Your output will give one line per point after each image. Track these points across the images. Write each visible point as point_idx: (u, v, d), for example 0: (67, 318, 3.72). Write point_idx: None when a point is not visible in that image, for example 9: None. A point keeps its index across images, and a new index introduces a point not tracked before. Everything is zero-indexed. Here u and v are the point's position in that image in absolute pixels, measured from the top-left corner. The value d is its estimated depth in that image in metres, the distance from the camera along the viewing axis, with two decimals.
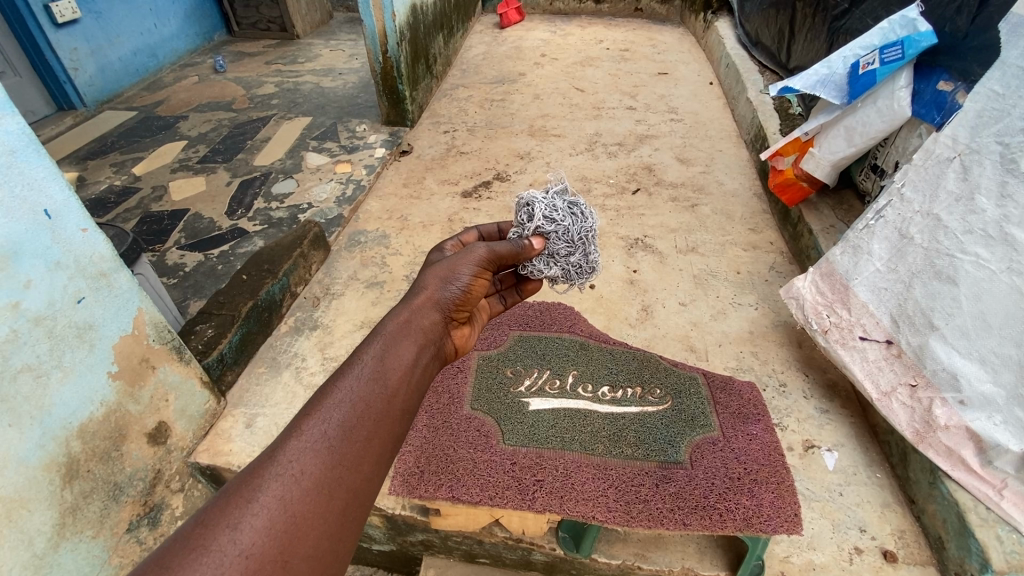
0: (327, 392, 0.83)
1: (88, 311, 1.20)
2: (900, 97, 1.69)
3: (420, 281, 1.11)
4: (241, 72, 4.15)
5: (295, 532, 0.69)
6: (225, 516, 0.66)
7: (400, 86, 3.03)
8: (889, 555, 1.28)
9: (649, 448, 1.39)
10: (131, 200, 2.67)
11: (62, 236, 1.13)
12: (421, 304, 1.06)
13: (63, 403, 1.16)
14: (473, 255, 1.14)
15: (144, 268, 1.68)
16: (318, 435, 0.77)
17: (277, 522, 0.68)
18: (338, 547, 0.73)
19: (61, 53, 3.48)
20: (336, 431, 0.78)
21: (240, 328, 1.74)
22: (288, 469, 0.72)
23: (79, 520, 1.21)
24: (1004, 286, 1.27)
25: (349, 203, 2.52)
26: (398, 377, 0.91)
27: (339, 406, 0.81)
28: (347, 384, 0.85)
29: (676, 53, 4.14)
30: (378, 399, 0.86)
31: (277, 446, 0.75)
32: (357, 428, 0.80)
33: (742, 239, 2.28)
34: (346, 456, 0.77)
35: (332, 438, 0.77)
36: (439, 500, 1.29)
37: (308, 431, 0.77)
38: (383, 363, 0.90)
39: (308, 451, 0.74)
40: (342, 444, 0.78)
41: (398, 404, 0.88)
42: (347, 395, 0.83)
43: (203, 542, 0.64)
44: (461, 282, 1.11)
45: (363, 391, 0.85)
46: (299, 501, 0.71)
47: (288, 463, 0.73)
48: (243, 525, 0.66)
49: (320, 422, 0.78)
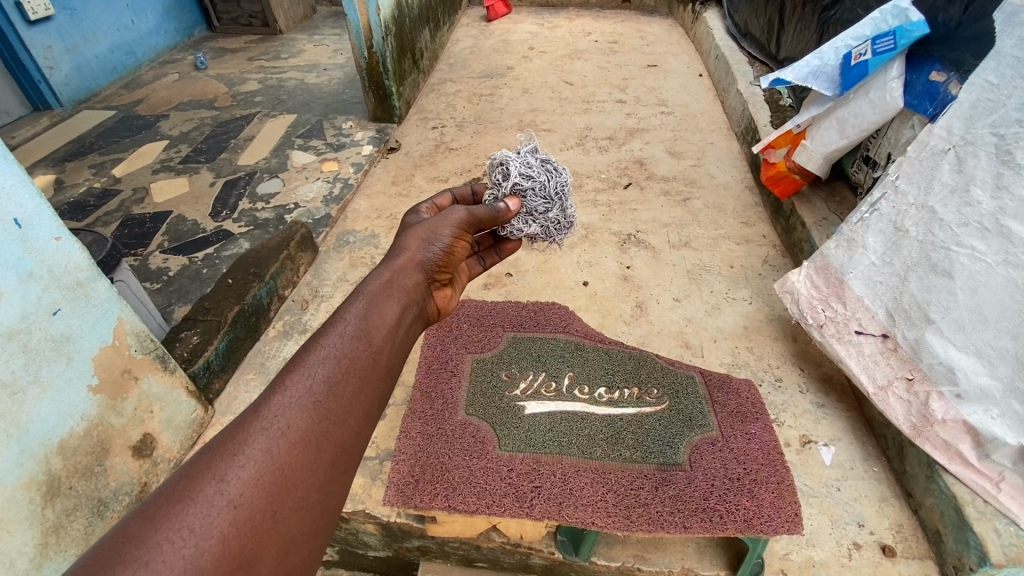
0: (311, 348, 0.81)
1: (65, 322, 1.15)
2: (893, 87, 1.67)
3: (401, 243, 1.08)
4: (223, 68, 4.07)
5: (284, 483, 0.66)
6: (211, 469, 0.64)
7: (387, 81, 2.98)
8: (888, 550, 1.27)
9: (647, 450, 1.38)
10: (111, 203, 2.61)
11: (34, 245, 1.08)
12: (403, 265, 1.03)
13: (40, 420, 1.12)
14: (451, 216, 1.11)
15: (124, 274, 1.62)
16: (304, 390, 0.74)
17: (265, 474, 0.65)
18: (328, 500, 0.70)
19: (34, 51, 3.37)
20: (322, 386, 0.76)
21: (227, 334, 1.70)
22: (274, 423, 0.69)
23: (63, 538, 1.17)
24: (1001, 278, 1.26)
25: (336, 202, 2.47)
26: (382, 337, 0.88)
27: (323, 362, 0.78)
28: (329, 342, 0.82)
29: (665, 45, 4.12)
30: (362, 356, 0.83)
31: (261, 402, 0.72)
32: (342, 384, 0.78)
33: (735, 232, 2.27)
34: (333, 411, 0.75)
35: (318, 393, 0.75)
36: (435, 509, 1.26)
37: (292, 387, 0.74)
38: (366, 323, 0.88)
39: (294, 406, 0.72)
40: (328, 399, 0.75)
41: (384, 361, 0.85)
42: (330, 352, 0.80)
43: (189, 493, 0.61)
44: (442, 243, 1.08)
45: (346, 348, 0.82)
46: (286, 454, 0.68)
47: (273, 417, 0.70)
48: (230, 476, 0.63)
49: (304, 377, 0.76)
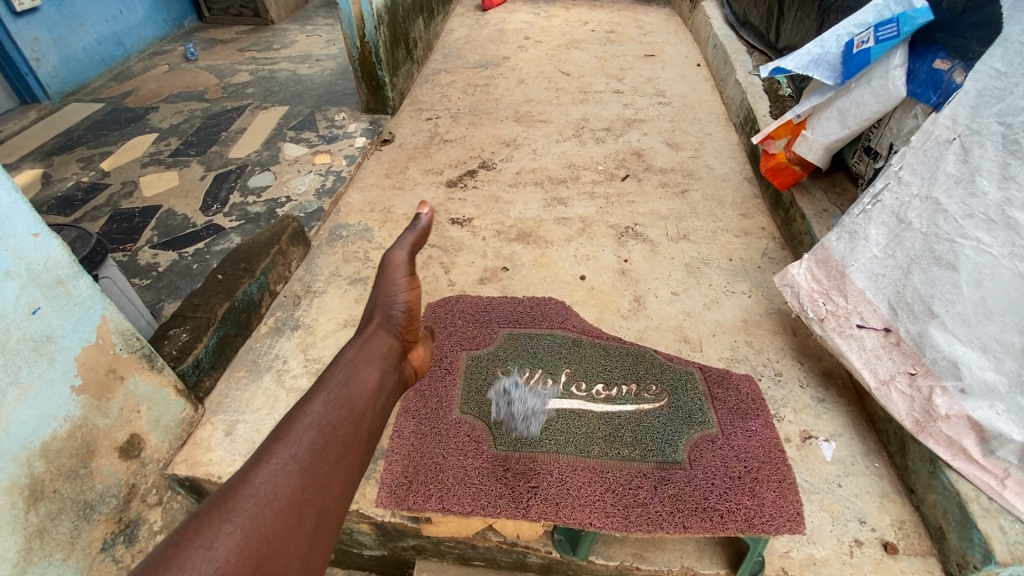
0: (297, 416, 0.86)
1: (46, 322, 1.12)
2: (895, 76, 1.64)
3: (368, 314, 1.19)
4: (214, 59, 4.00)
5: (266, 553, 0.69)
6: (195, 539, 0.67)
7: (380, 72, 2.93)
8: (890, 547, 1.25)
9: (646, 448, 1.35)
10: (99, 197, 2.56)
11: (11, 241, 1.04)
12: (374, 332, 1.13)
13: (21, 423, 1.08)
14: (396, 264, 1.24)
15: (109, 271, 1.58)
16: (289, 457, 0.79)
17: (249, 544, 0.69)
18: (310, 568, 0.73)
19: (21, 43, 3.31)
20: (306, 453, 0.81)
21: (217, 331, 1.66)
22: (259, 491, 0.74)
23: (48, 542, 1.14)
24: (1007, 271, 1.23)
25: (329, 196, 2.43)
26: (363, 401, 0.94)
27: (308, 430, 0.84)
28: (314, 409, 0.88)
29: (663, 35, 4.06)
30: (345, 422, 0.88)
31: (249, 469, 0.77)
32: (326, 450, 0.83)
33: (734, 224, 2.24)
34: (317, 478, 0.79)
35: (302, 461, 0.80)
36: (429, 511, 1.24)
37: (278, 455, 0.79)
38: (348, 390, 0.94)
39: (279, 474, 0.77)
40: (312, 466, 0.80)
41: (365, 428, 0.91)
42: (314, 419, 0.86)
43: (174, 563, 0.64)
44: (399, 302, 1.19)
45: (330, 416, 0.88)
46: (270, 523, 0.72)
47: (258, 485, 0.75)
48: (214, 547, 0.67)
49: (289, 446, 0.81)
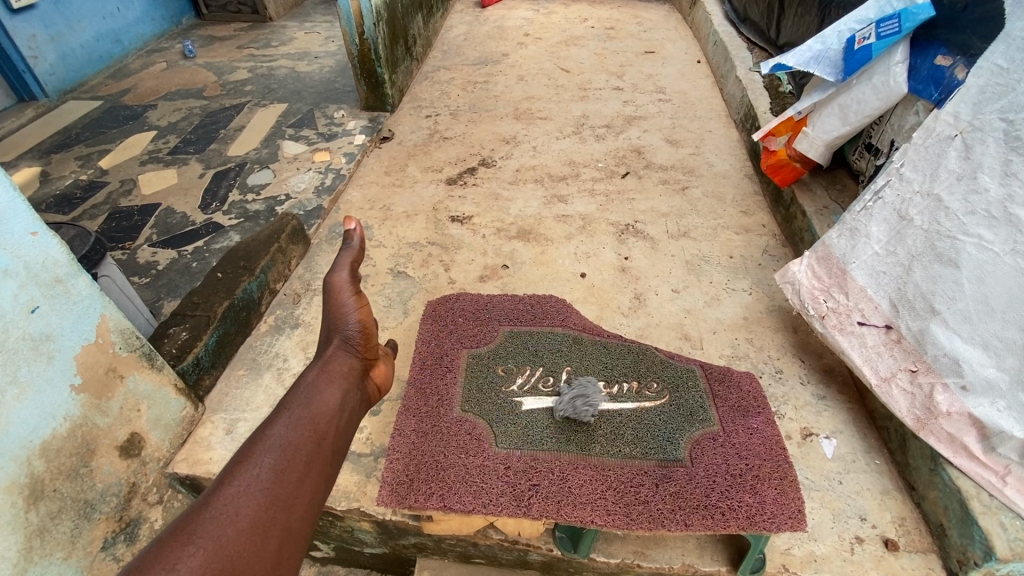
0: (259, 440, 0.92)
1: (45, 321, 1.11)
2: (896, 72, 1.63)
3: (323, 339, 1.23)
4: (212, 57, 3.98)
5: (231, 568, 0.73)
6: (162, 558, 0.71)
7: (379, 69, 2.92)
8: (890, 544, 1.26)
9: (647, 446, 1.34)
10: (98, 196, 2.55)
11: (9, 240, 1.04)
12: (332, 355, 1.17)
13: (20, 422, 1.08)
14: (340, 286, 1.23)
15: (108, 269, 1.57)
16: (252, 478, 0.84)
17: (214, 560, 0.73)
18: None
19: (17, 40, 3.29)
20: (269, 474, 0.86)
21: (217, 330, 1.66)
22: (224, 511, 0.78)
23: (48, 541, 1.14)
24: (1009, 268, 1.23)
25: (328, 193, 2.42)
26: (324, 423, 1.00)
27: (270, 452, 0.89)
28: (276, 432, 0.93)
29: (663, 31, 4.05)
30: (306, 442, 0.94)
31: (213, 492, 0.81)
32: (288, 470, 0.88)
33: (734, 221, 2.23)
34: (280, 496, 0.84)
35: (265, 481, 0.84)
36: (430, 510, 1.23)
37: (242, 477, 0.84)
38: (308, 413, 1.00)
39: (243, 494, 0.81)
40: (275, 485, 0.85)
41: (326, 446, 0.96)
42: (276, 441, 0.92)
43: None
44: (352, 323, 1.22)
45: (291, 438, 0.93)
46: (235, 539, 0.76)
47: (223, 506, 0.79)
48: (180, 564, 0.70)
49: (252, 467, 0.86)
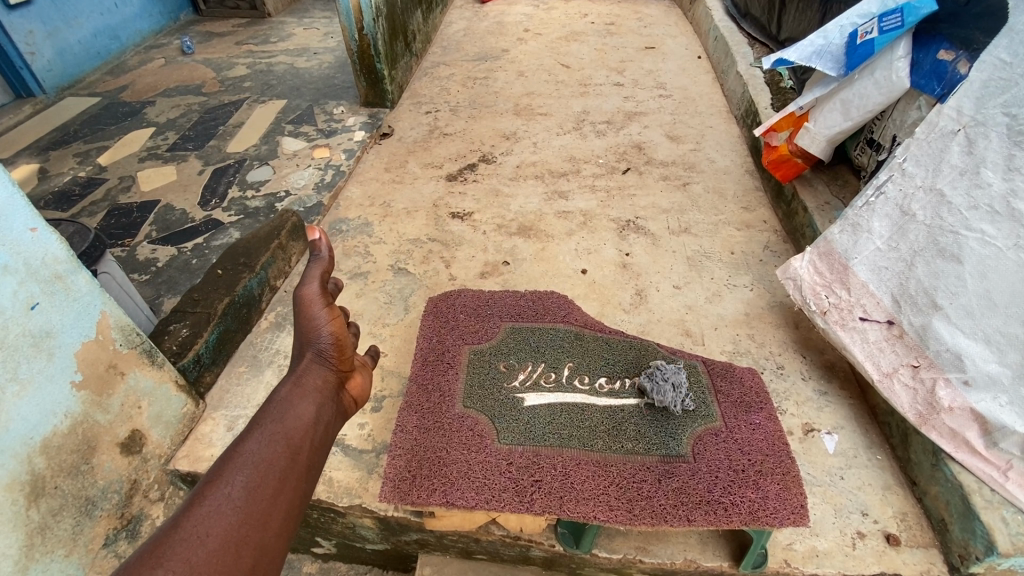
0: (231, 456, 0.85)
1: (45, 317, 1.11)
2: (899, 67, 1.62)
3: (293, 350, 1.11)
4: (210, 53, 3.96)
5: None
6: None
7: (378, 65, 2.90)
8: (892, 539, 1.26)
9: (649, 442, 1.34)
10: (96, 192, 2.54)
11: (9, 236, 1.03)
12: (306, 367, 1.06)
13: (20, 419, 1.08)
14: (310, 299, 1.10)
15: (108, 266, 1.57)
16: (223, 497, 0.78)
17: None
18: None
19: (14, 36, 3.27)
20: (240, 492, 0.79)
21: (217, 327, 1.65)
22: (193, 533, 0.72)
23: (50, 539, 1.14)
24: (1011, 263, 1.23)
25: (328, 190, 2.41)
26: (300, 436, 0.92)
27: (243, 469, 0.83)
28: (249, 448, 0.86)
29: (663, 27, 4.03)
30: (280, 458, 0.87)
31: (182, 514, 0.75)
32: (261, 487, 0.82)
33: (735, 217, 2.23)
34: (253, 514, 0.78)
35: (236, 500, 0.78)
36: (433, 506, 1.24)
37: (211, 497, 0.77)
38: (283, 426, 0.92)
39: (213, 514, 0.75)
40: (248, 503, 0.79)
41: (303, 460, 0.89)
42: (248, 458, 0.85)
43: None
44: (326, 334, 1.09)
45: (265, 453, 0.86)
46: (205, 562, 0.70)
47: (192, 528, 0.73)
48: None
49: (223, 486, 0.79)
